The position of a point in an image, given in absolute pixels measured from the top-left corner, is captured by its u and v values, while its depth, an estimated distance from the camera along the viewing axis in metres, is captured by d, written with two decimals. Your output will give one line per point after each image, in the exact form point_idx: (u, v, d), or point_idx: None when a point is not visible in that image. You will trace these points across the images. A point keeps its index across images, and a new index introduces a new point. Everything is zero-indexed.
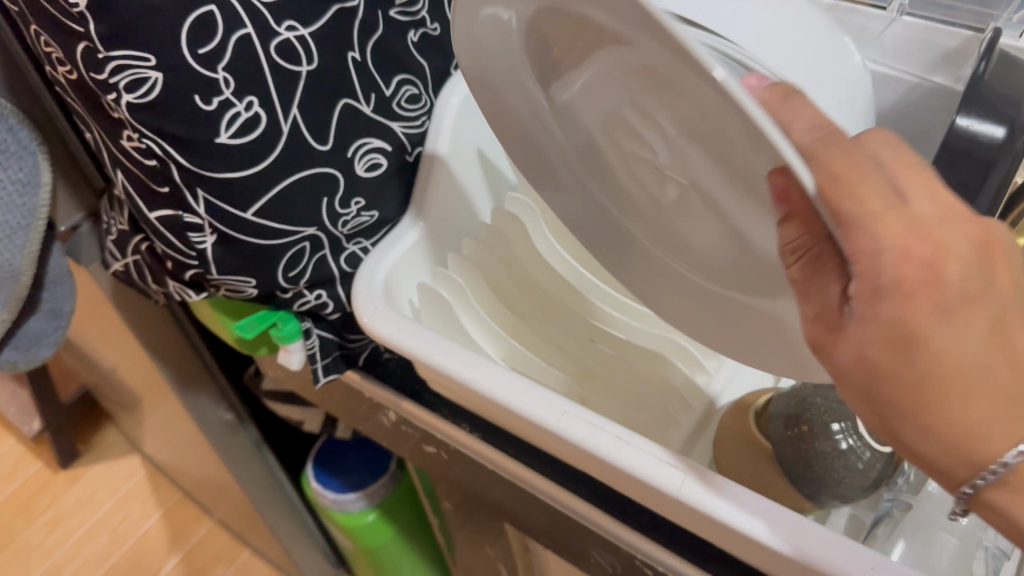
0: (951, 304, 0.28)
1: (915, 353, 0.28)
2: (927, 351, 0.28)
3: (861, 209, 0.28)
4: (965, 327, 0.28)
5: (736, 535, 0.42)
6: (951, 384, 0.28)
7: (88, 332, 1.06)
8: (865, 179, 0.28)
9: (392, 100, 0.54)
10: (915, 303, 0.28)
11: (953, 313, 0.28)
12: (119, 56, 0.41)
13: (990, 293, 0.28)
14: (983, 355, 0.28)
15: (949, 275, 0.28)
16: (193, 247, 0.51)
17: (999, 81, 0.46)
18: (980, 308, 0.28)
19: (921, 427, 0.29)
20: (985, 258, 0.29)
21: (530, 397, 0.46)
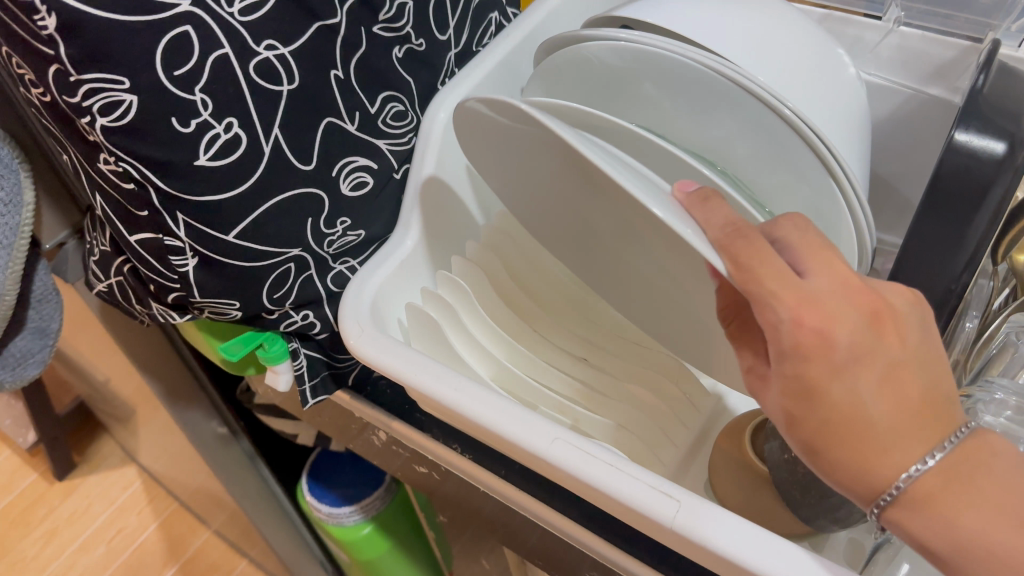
0: (846, 361, 0.31)
1: (819, 403, 0.32)
2: (826, 401, 0.32)
3: (760, 288, 0.33)
4: (859, 380, 0.32)
5: (733, 567, 0.40)
6: (853, 427, 0.32)
7: (80, 346, 1.05)
8: (763, 263, 0.33)
9: (377, 117, 0.53)
10: (811, 365, 0.32)
11: (848, 370, 0.31)
12: (90, 79, 0.40)
13: (881, 351, 0.32)
14: (879, 402, 0.31)
15: (838, 339, 0.32)
16: (175, 270, 0.50)
17: (997, 95, 0.45)
18: (872, 364, 0.32)
19: (834, 462, 0.32)
20: (874, 323, 0.33)
21: (521, 424, 0.45)
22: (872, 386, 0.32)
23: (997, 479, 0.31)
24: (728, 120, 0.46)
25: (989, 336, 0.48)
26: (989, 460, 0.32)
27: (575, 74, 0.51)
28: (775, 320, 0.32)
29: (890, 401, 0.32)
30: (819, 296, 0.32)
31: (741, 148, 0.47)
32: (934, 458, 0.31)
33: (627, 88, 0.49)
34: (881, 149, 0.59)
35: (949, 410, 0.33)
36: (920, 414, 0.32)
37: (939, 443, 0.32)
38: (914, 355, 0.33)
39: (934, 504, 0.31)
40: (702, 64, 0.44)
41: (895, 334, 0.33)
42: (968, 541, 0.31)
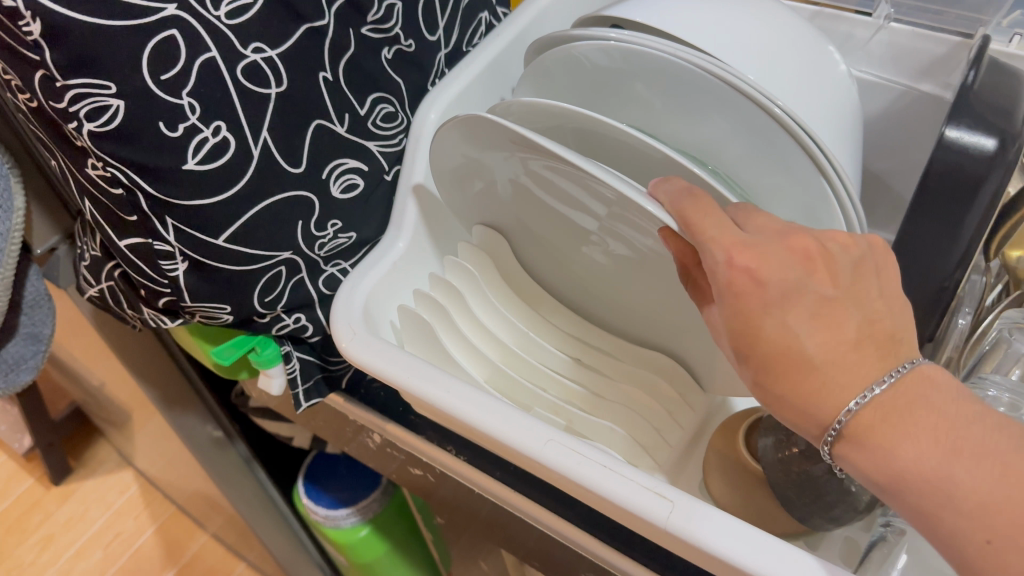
0: (778, 298, 0.33)
1: (757, 341, 0.33)
2: (761, 338, 0.33)
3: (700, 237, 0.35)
4: (792, 317, 0.33)
5: (728, 568, 0.40)
6: (789, 362, 0.33)
7: (74, 351, 1.04)
8: (705, 217, 0.35)
9: (367, 119, 0.53)
10: (746, 303, 0.33)
11: (779, 307, 0.33)
12: (77, 84, 0.40)
13: (811, 291, 0.33)
14: (813, 338, 0.32)
15: (769, 278, 0.33)
16: (165, 275, 0.49)
17: (987, 91, 0.45)
18: (802, 306, 0.33)
19: (779, 396, 0.34)
20: (806, 262, 0.34)
21: (513, 424, 0.45)
22: (802, 320, 0.33)
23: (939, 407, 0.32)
24: (720, 119, 0.46)
25: (982, 333, 0.49)
26: (929, 393, 0.32)
27: (565, 74, 0.50)
28: (714, 264, 0.34)
29: (822, 337, 0.32)
30: (755, 244, 0.34)
31: (733, 148, 0.47)
32: (874, 387, 0.32)
33: (619, 88, 0.49)
34: (875, 146, 0.59)
35: (897, 347, 0.33)
36: (856, 347, 0.33)
37: (879, 375, 0.32)
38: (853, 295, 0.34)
39: (870, 435, 0.32)
40: (693, 64, 0.44)
41: (828, 274, 0.34)
42: (901, 467, 0.31)
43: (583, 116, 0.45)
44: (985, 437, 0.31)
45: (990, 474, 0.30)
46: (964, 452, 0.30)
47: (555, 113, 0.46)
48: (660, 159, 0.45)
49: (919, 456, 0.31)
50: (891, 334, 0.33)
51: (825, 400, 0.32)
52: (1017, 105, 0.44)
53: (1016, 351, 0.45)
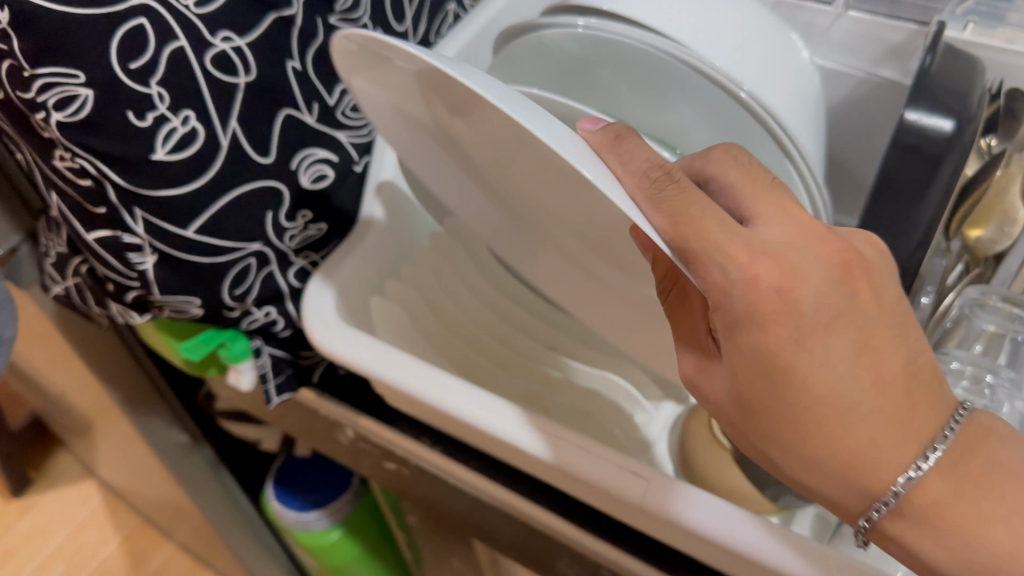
0: (817, 327, 0.32)
1: (790, 385, 0.32)
2: (792, 374, 0.32)
3: (705, 240, 0.32)
4: (827, 358, 0.32)
5: (703, 541, 0.41)
6: (820, 414, 0.32)
7: (33, 358, 1.02)
8: (703, 214, 0.32)
9: (335, 109, 0.53)
10: (773, 333, 0.32)
11: (810, 333, 0.32)
12: (45, 74, 0.39)
13: (848, 315, 0.33)
14: (853, 379, 0.32)
15: (803, 302, 0.32)
16: (133, 267, 0.49)
17: (943, 75, 0.46)
18: (841, 328, 0.32)
19: (809, 455, 0.33)
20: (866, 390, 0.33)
21: (493, 409, 0.45)
22: (876, 303, 0.34)
23: (925, 556, 0.34)
24: (685, 105, 0.47)
25: (944, 311, 0.51)
26: (988, 451, 0.34)
27: (533, 60, 0.51)
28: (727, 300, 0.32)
29: (860, 373, 0.32)
30: (773, 251, 0.32)
31: (698, 135, 0.48)
32: (925, 459, 0.33)
33: (586, 76, 0.50)
34: (840, 132, 0.61)
35: (934, 386, 0.34)
36: (902, 393, 0.33)
37: (931, 439, 0.33)
38: (883, 324, 0.33)
39: (941, 513, 0.33)
40: (663, 50, 0.44)
41: (864, 286, 0.33)
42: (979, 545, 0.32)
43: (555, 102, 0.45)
44: (817, 369, 0.32)
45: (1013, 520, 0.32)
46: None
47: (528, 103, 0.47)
48: None
49: (924, 487, 0.33)
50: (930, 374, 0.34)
51: (874, 463, 0.33)
52: (971, 89, 0.45)
53: (976, 328, 0.46)
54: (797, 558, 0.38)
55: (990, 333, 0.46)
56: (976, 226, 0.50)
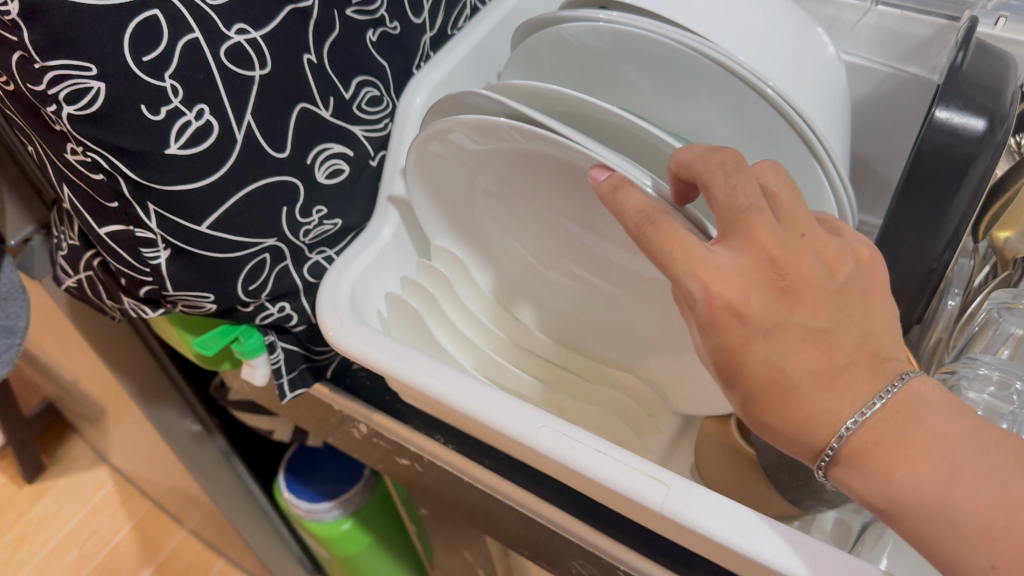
0: (761, 332, 0.32)
1: (740, 371, 0.33)
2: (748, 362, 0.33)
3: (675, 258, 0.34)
4: (778, 349, 0.33)
5: (722, 549, 0.40)
6: (772, 391, 0.33)
7: (46, 345, 1.02)
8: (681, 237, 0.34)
9: (352, 103, 0.52)
10: (726, 333, 0.33)
11: (760, 337, 0.33)
12: (55, 66, 0.39)
13: (794, 322, 0.33)
14: (799, 366, 0.33)
15: (749, 306, 0.32)
16: (146, 263, 0.48)
17: (976, 72, 0.44)
18: (785, 332, 0.33)
19: (766, 422, 0.34)
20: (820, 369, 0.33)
21: (507, 410, 0.45)
22: (830, 305, 0.33)
23: (866, 501, 0.33)
24: (709, 101, 0.45)
25: (971, 314, 0.49)
26: (919, 409, 0.32)
27: (552, 54, 0.50)
28: (688, 292, 0.33)
29: (805, 363, 0.33)
30: (729, 269, 0.33)
31: (722, 133, 0.47)
32: (867, 407, 0.32)
33: (608, 71, 0.49)
34: (864, 131, 0.60)
35: (883, 365, 0.34)
36: (846, 371, 0.33)
37: (873, 395, 0.32)
38: (834, 322, 0.33)
39: (867, 458, 0.32)
40: (685, 45, 0.43)
41: (813, 299, 0.33)
42: (900, 491, 0.31)
43: (575, 98, 0.44)
44: (773, 364, 0.33)
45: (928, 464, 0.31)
46: (965, 475, 0.30)
47: (544, 97, 0.46)
48: (653, 143, 0.44)
49: (866, 429, 0.32)
50: (878, 350, 0.34)
51: (814, 427, 0.33)
52: (1004, 86, 0.43)
53: (1004, 331, 0.45)
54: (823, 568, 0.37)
55: (1017, 337, 0.45)
56: (1005, 227, 0.47)
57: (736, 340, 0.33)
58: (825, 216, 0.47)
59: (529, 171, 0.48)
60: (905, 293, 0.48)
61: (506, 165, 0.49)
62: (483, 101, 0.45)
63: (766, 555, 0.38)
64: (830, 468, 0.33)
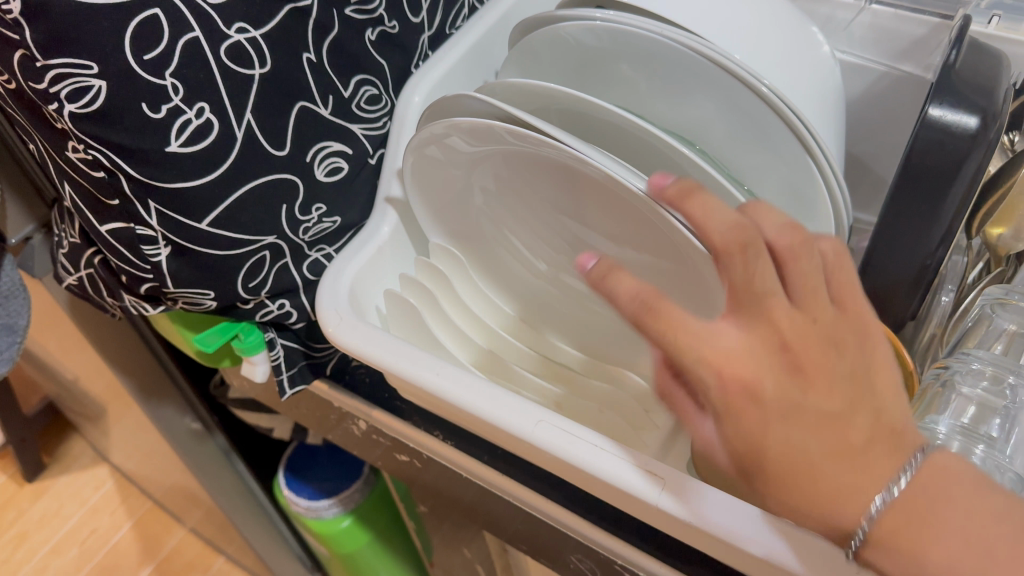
0: (779, 413, 0.31)
1: (762, 454, 0.32)
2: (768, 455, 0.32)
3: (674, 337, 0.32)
4: (791, 432, 0.31)
5: (719, 542, 0.41)
6: (801, 478, 0.31)
7: (46, 344, 1.02)
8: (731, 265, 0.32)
9: (351, 101, 0.52)
10: (744, 418, 0.32)
11: (774, 422, 0.31)
12: (57, 65, 0.39)
13: (812, 406, 0.31)
14: (819, 448, 0.31)
15: (762, 386, 0.31)
16: (147, 260, 0.49)
17: (968, 70, 0.45)
18: (800, 416, 0.31)
19: (790, 507, 0.32)
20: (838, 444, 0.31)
21: (506, 405, 0.45)
22: (844, 388, 0.32)
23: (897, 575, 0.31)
24: (705, 100, 0.46)
25: (965, 309, 0.50)
26: (948, 486, 0.30)
27: (549, 53, 0.50)
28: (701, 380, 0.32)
29: (829, 442, 0.31)
30: (738, 350, 0.32)
31: (718, 132, 0.47)
32: (896, 484, 0.30)
33: (604, 69, 0.49)
34: (860, 129, 0.61)
35: (902, 438, 0.32)
36: (867, 453, 0.31)
37: (900, 468, 0.31)
38: (850, 403, 0.32)
39: (901, 543, 0.30)
40: (681, 44, 0.44)
41: (824, 377, 0.32)
42: (932, 568, 0.29)
43: (573, 97, 0.44)
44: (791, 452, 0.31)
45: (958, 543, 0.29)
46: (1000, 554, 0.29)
47: (542, 95, 0.46)
48: (649, 142, 0.45)
49: (895, 507, 0.30)
50: (895, 426, 0.32)
51: (843, 506, 0.31)
52: (996, 84, 0.44)
53: (998, 327, 0.46)
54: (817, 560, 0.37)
55: (1011, 332, 0.46)
56: (998, 225, 0.48)
57: (753, 428, 0.32)
58: (820, 213, 0.47)
59: (524, 171, 0.48)
60: (900, 290, 0.49)
61: (502, 166, 0.49)
62: (476, 103, 0.46)
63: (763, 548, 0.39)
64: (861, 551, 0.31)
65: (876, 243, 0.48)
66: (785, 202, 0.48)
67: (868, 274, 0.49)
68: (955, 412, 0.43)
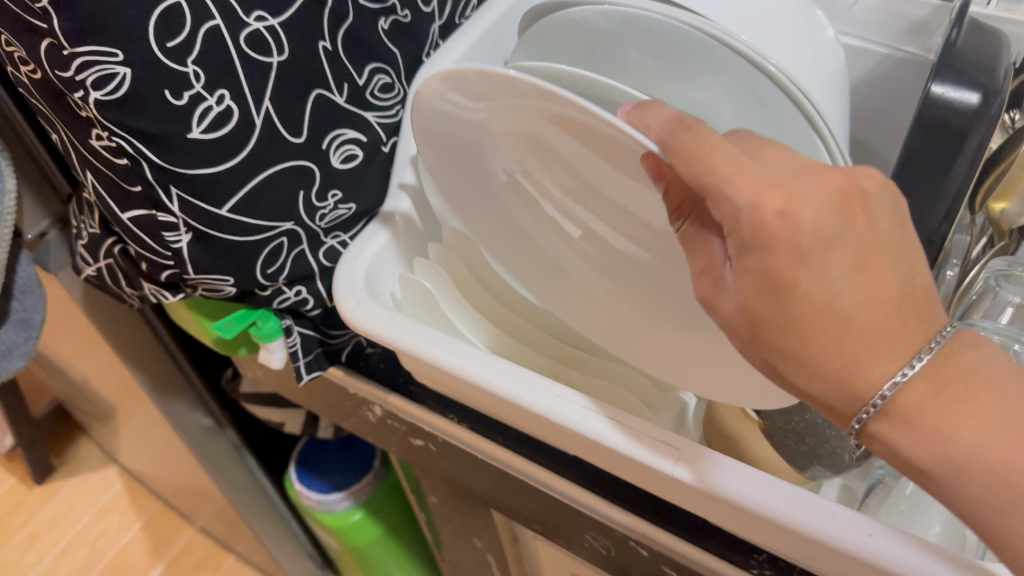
0: (817, 245, 0.32)
1: (785, 292, 0.32)
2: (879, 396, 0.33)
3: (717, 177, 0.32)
4: (832, 273, 0.32)
5: (732, 507, 0.42)
6: (819, 316, 0.32)
7: (57, 343, 1.03)
8: (715, 151, 0.32)
9: (365, 88, 0.53)
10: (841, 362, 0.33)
11: (817, 262, 0.32)
12: (84, 52, 0.40)
13: (851, 237, 0.33)
14: (853, 294, 0.32)
15: (804, 222, 0.32)
16: (168, 246, 0.50)
17: (970, 49, 0.46)
18: (841, 249, 0.32)
19: (772, 362, 0.34)
20: (843, 205, 0.33)
21: (520, 381, 0.46)
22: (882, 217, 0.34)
23: (905, 455, 0.33)
24: (713, 83, 0.47)
25: (970, 284, 0.51)
26: (974, 360, 0.33)
27: (563, 41, 0.51)
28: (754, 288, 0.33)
29: (863, 288, 0.32)
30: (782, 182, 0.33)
31: (724, 111, 0.48)
32: (906, 372, 0.32)
33: (610, 53, 0.50)
34: (864, 112, 0.62)
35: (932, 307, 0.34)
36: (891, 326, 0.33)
37: (924, 344, 0.33)
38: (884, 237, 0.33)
39: (919, 413, 0.32)
40: (689, 26, 0.45)
41: (865, 217, 0.33)
42: (959, 454, 0.32)
43: (589, 80, 0.45)
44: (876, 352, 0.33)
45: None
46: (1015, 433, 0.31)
47: (555, 78, 0.47)
48: None
49: (907, 391, 0.33)
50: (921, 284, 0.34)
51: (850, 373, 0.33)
52: (998, 62, 0.45)
53: (1003, 300, 0.47)
54: (831, 523, 0.38)
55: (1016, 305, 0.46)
56: (1000, 200, 0.50)
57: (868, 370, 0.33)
58: None
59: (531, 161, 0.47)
60: None
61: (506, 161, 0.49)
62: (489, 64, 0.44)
63: (771, 508, 0.40)
64: (868, 427, 0.34)
65: None
66: None
67: None
68: None
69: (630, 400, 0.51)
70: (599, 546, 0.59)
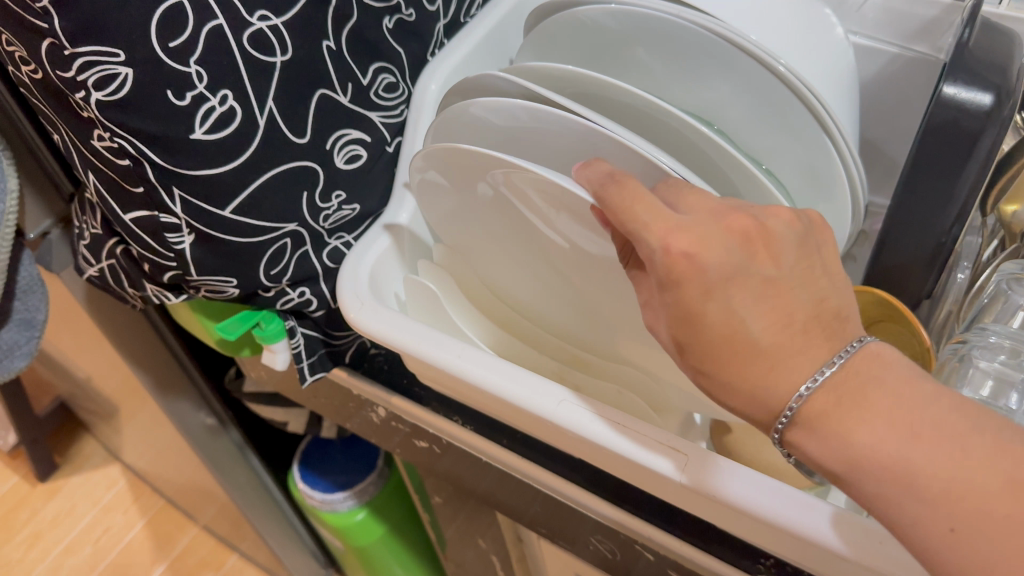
0: (720, 281, 0.32)
1: (699, 322, 0.33)
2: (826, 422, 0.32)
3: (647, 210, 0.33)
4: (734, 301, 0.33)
5: (741, 513, 0.41)
6: (730, 343, 0.33)
7: (60, 342, 1.03)
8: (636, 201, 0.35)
9: (369, 88, 0.53)
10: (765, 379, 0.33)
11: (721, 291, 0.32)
12: (85, 52, 0.40)
13: (756, 273, 0.33)
14: (757, 321, 0.32)
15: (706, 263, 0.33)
16: (171, 247, 0.50)
17: (982, 48, 0.45)
18: (744, 282, 0.33)
19: (713, 378, 0.34)
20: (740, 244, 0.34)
21: (525, 384, 0.45)
22: (789, 258, 0.34)
23: (822, 464, 0.32)
24: (722, 83, 0.46)
25: (981, 287, 0.51)
26: (882, 371, 0.32)
27: (570, 41, 0.51)
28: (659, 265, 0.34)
29: (770, 317, 0.32)
30: (690, 225, 0.34)
31: (734, 111, 0.47)
32: (820, 375, 0.32)
33: (618, 52, 0.50)
34: (873, 112, 0.62)
35: (843, 324, 0.33)
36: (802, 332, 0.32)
37: (828, 357, 0.32)
38: (795, 273, 0.34)
39: (826, 424, 0.32)
40: (699, 26, 0.44)
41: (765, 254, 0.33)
42: (862, 454, 0.31)
43: (597, 80, 0.44)
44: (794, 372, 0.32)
45: (953, 459, 0.29)
46: (923, 435, 0.30)
47: (563, 77, 0.46)
48: (668, 119, 0.45)
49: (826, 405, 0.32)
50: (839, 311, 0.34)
51: (770, 387, 0.32)
52: (1010, 62, 0.44)
53: (1013, 304, 0.46)
54: (842, 532, 0.38)
55: None
56: (1012, 201, 0.49)
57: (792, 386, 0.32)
58: (835, 189, 0.48)
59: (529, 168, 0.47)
60: (917, 267, 0.49)
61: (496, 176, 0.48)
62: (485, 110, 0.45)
63: (781, 516, 0.39)
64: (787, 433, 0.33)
65: (891, 222, 0.47)
66: (804, 179, 0.49)
67: (885, 251, 0.49)
68: (973, 384, 0.43)
69: (635, 404, 0.50)
70: (604, 550, 0.59)
